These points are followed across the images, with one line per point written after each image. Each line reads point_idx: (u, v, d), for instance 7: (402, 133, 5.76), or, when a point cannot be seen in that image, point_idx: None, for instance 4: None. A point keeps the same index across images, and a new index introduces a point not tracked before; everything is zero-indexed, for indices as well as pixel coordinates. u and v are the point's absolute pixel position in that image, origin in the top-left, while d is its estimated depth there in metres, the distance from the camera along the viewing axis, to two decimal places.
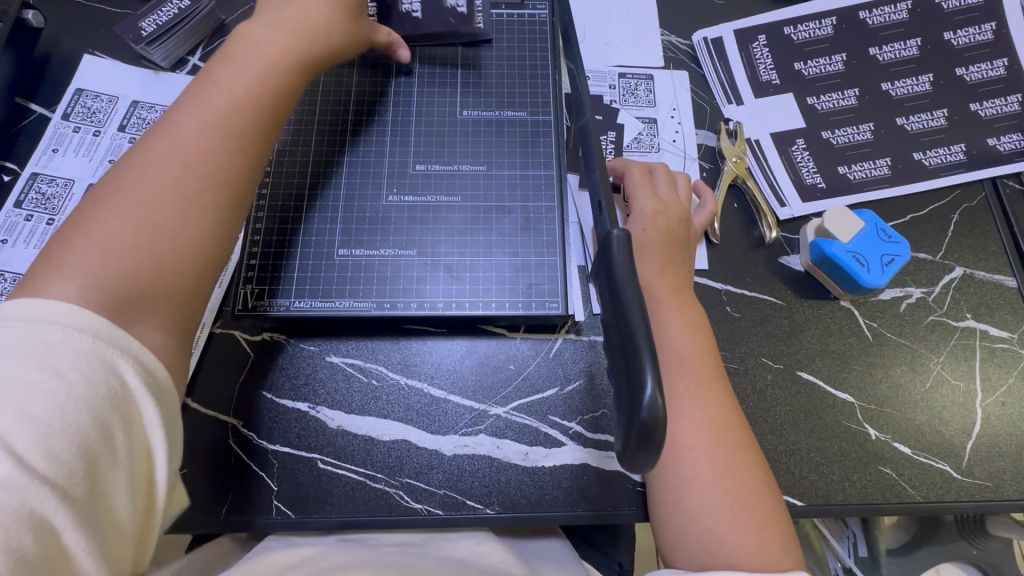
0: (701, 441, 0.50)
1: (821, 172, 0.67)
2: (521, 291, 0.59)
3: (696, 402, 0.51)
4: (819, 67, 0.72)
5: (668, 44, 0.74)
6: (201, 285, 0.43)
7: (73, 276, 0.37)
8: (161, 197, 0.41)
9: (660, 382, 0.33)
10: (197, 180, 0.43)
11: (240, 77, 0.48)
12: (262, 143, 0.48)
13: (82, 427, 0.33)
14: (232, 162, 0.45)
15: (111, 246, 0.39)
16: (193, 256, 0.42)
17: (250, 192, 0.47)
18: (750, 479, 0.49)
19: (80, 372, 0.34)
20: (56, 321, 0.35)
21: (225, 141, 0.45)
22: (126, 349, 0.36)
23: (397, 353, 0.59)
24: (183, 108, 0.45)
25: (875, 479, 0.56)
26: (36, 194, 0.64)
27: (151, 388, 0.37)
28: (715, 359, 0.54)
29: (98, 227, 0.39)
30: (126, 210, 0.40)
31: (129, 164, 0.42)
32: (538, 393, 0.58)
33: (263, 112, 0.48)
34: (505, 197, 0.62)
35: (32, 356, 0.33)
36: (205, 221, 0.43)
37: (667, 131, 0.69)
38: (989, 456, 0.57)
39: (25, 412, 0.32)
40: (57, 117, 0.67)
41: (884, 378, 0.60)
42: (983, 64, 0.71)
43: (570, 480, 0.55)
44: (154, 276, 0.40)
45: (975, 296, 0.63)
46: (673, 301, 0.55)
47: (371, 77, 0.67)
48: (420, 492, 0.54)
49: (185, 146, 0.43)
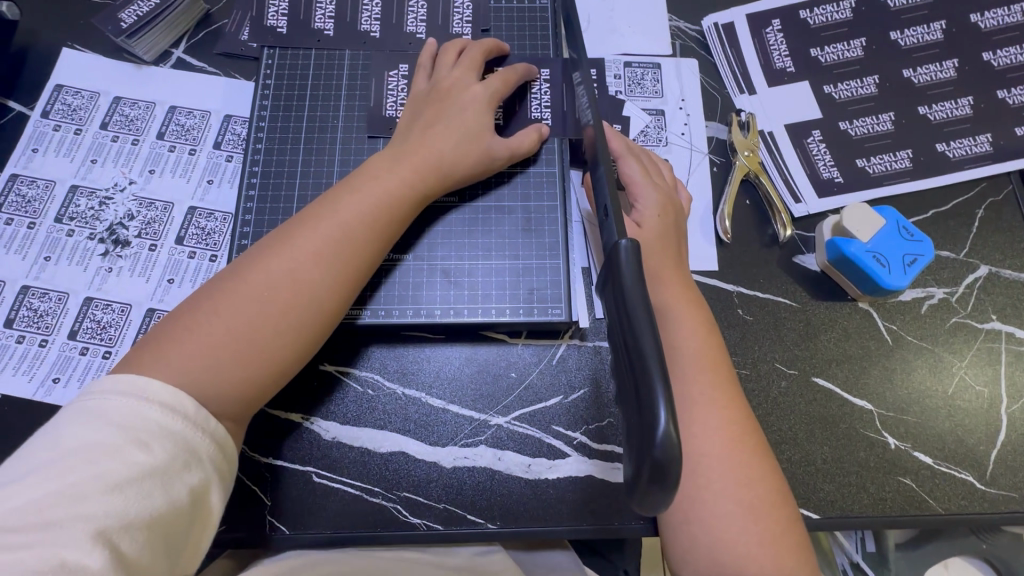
0: (714, 451, 0.47)
1: (839, 165, 0.64)
2: (523, 295, 0.56)
3: (709, 409, 0.48)
4: (836, 53, 0.68)
5: (676, 30, 0.70)
6: (266, 393, 0.46)
7: (174, 367, 0.42)
8: (261, 315, 0.45)
9: (674, 412, 0.31)
10: (289, 312, 0.46)
11: (361, 209, 0.50)
12: (359, 275, 0.49)
13: (152, 502, 0.37)
14: (325, 295, 0.47)
15: (208, 355, 0.43)
16: (269, 380, 0.45)
17: (334, 321, 0.49)
18: (764, 491, 0.46)
19: (166, 448, 0.38)
20: (152, 399, 0.39)
21: (326, 278, 0.47)
22: (209, 432, 0.41)
23: (393, 361, 0.56)
24: (309, 229, 0.48)
25: (894, 490, 0.54)
26: (16, 196, 0.61)
27: (221, 468, 0.41)
28: (728, 362, 0.51)
29: (206, 326, 0.44)
30: (230, 318, 0.44)
31: (241, 273, 0.46)
32: (541, 402, 0.56)
33: (370, 244, 0.50)
34: (505, 195, 0.59)
35: (127, 429, 0.38)
36: (287, 351, 0.46)
37: (675, 123, 0.66)
38: (1014, 466, 0.55)
39: (110, 476, 0.36)
40: (36, 115, 0.64)
41: (904, 384, 0.57)
42: (1012, 48, 0.67)
43: (574, 493, 0.53)
44: (232, 384, 0.43)
45: (1001, 296, 0.60)
46: (683, 299, 0.52)
47: (362, 70, 0.64)
48: (419, 506, 0.52)
49: (289, 276, 0.46)
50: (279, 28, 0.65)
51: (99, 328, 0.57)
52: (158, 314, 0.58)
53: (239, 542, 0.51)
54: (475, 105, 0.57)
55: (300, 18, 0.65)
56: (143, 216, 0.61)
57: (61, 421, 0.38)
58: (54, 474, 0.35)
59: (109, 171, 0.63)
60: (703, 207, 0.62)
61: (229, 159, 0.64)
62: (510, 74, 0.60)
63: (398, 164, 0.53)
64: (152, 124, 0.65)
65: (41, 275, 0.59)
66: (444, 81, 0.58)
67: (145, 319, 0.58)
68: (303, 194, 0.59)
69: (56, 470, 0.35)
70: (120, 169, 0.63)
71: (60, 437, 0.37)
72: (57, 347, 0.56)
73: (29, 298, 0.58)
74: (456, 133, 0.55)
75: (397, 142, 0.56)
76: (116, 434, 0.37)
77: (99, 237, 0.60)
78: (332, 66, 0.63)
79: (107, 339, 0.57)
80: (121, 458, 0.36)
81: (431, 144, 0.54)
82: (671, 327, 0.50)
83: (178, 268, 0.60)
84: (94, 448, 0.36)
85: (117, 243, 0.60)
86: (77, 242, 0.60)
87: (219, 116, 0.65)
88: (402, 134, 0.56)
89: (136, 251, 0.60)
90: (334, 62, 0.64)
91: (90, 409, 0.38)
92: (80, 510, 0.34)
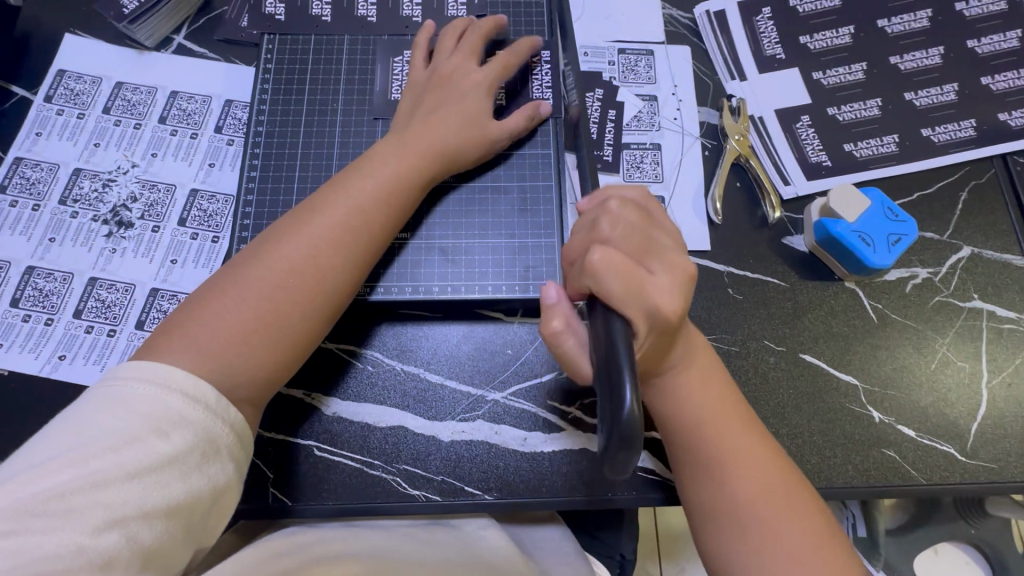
0: (754, 500, 0.46)
1: (827, 149, 0.65)
2: (518, 274, 0.58)
3: (735, 462, 0.48)
4: (826, 40, 0.69)
5: (669, 18, 0.71)
6: (285, 373, 0.48)
7: (197, 350, 0.43)
8: (281, 296, 0.46)
9: (642, 397, 0.33)
10: (314, 296, 0.48)
11: (374, 191, 0.51)
12: (373, 257, 0.51)
13: (172, 492, 0.38)
14: (346, 278, 0.49)
15: (237, 338, 0.45)
16: (296, 360, 0.48)
17: (347, 302, 0.51)
18: (816, 521, 0.46)
19: (187, 439, 0.39)
20: (177, 391, 0.40)
21: (345, 262, 0.49)
22: (229, 423, 0.42)
23: (393, 339, 0.58)
24: (325, 209, 0.50)
25: (878, 461, 0.55)
26: (20, 178, 0.62)
27: (238, 460, 0.43)
28: (742, 405, 0.50)
29: (230, 309, 0.45)
30: (252, 301, 0.46)
31: (260, 258, 0.47)
32: (536, 377, 0.57)
33: (383, 223, 0.51)
34: (502, 176, 0.61)
35: (151, 419, 0.39)
36: (311, 333, 0.48)
37: (668, 108, 0.67)
38: (995, 439, 0.56)
39: (131, 467, 0.37)
40: (39, 99, 0.65)
41: (888, 360, 0.59)
42: (996, 35, 0.69)
43: (568, 466, 0.55)
44: (256, 364, 0.45)
45: (983, 276, 0.62)
46: (685, 354, 0.49)
47: (360, 55, 0.65)
48: (418, 478, 0.54)
49: (310, 261, 0.48)
50: (277, 16, 0.66)
51: (104, 307, 0.58)
52: (162, 293, 0.59)
53: (244, 514, 0.52)
54: (475, 90, 0.58)
55: (298, 4, 0.66)
56: (146, 198, 0.62)
57: (84, 405, 0.39)
58: (76, 461, 0.36)
59: (112, 154, 0.64)
60: (695, 189, 0.64)
61: (229, 143, 0.65)
62: (511, 57, 0.61)
63: (406, 149, 0.54)
64: (155, 109, 0.66)
65: (46, 255, 0.60)
66: (442, 67, 0.59)
67: (148, 298, 0.59)
68: (304, 176, 0.60)
69: (79, 456, 0.36)
70: (123, 152, 0.64)
71: (82, 423, 0.38)
72: (63, 325, 0.58)
73: (34, 278, 0.59)
74: (457, 115, 0.56)
75: (397, 128, 0.57)
76: (139, 423, 0.38)
77: (102, 219, 0.61)
78: (330, 50, 0.65)
79: (112, 318, 0.58)
80: (144, 448, 0.38)
81: (433, 130, 0.55)
82: (674, 386, 0.49)
83: (181, 249, 0.61)
84: (118, 436, 0.38)
85: (120, 225, 0.61)
86: (81, 224, 0.61)
87: (219, 100, 0.67)
88: (403, 120, 0.57)
89: (140, 232, 0.61)
90: (333, 46, 0.65)
91: (113, 395, 0.39)
92: (101, 497, 0.36)
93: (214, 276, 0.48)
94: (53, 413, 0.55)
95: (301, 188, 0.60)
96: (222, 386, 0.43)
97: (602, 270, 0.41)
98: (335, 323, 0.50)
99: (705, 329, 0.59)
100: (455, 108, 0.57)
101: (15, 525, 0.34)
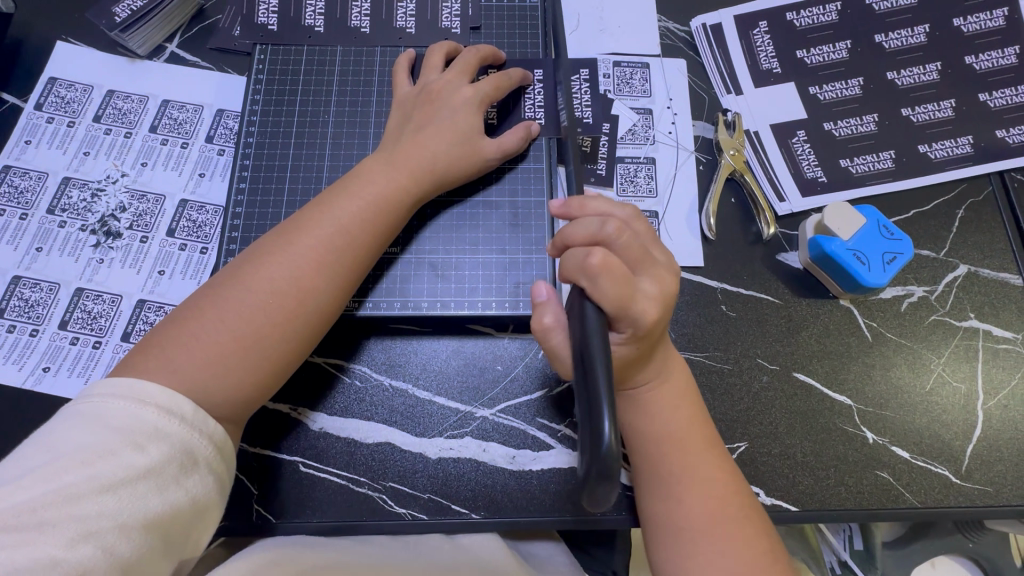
0: (703, 515, 0.47)
1: (822, 165, 0.65)
2: (508, 290, 0.57)
3: (690, 477, 0.48)
4: (822, 54, 0.69)
5: (665, 31, 0.70)
6: (263, 394, 0.47)
7: (174, 372, 0.43)
8: (259, 319, 0.46)
9: (620, 428, 0.32)
10: (293, 318, 0.47)
11: (358, 211, 0.51)
12: (354, 278, 0.51)
13: (148, 506, 0.38)
14: (328, 300, 0.49)
15: (216, 360, 0.44)
16: (273, 381, 0.47)
17: (326, 326, 0.50)
18: (759, 540, 0.47)
19: (163, 451, 0.39)
20: (151, 404, 0.40)
21: (327, 283, 0.49)
22: (208, 434, 0.42)
23: (382, 353, 0.57)
24: (307, 230, 0.49)
25: (871, 483, 0.55)
26: (8, 187, 0.62)
27: (218, 472, 0.42)
28: (708, 428, 0.51)
29: (207, 332, 0.45)
30: (229, 323, 0.45)
31: (241, 278, 0.47)
32: (525, 394, 0.56)
33: (367, 243, 0.51)
34: (494, 190, 0.60)
35: (125, 432, 0.39)
36: (289, 355, 0.48)
37: (663, 122, 0.67)
38: (990, 461, 0.56)
39: (103, 480, 0.37)
40: (29, 107, 0.65)
41: (883, 380, 0.58)
42: (994, 52, 0.68)
43: (557, 485, 0.54)
44: (233, 387, 0.45)
45: (980, 294, 0.61)
46: (658, 369, 0.50)
47: (353, 65, 0.64)
48: (404, 496, 0.53)
49: (292, 282, 0.47)
50: (269, 26, 0.66)
51: (90, 319, 0.58)
52: (149, 305, 0.59)
53: (227, 529, 0.52)
54: (464, 107, 0.57)
55: (291, 15, 0.66)
56: (135, 208, 0.62)
57: (61, 422, 0.39)
58: (47, 475, 0.36)
59: (102, 164, 0.63)
60: (689, 204, 0.63)
61: (220, 153, 0.65)
62: (504, 78, 0.60)
63: (395, 168, 0.54)
64: (145, 117, 0.65)
65: (33, 265, 0.59)
66: (432, 84, 0.58)
67: (135, 310, 0.58)
68: (293, 187, 0.59)
69: (51, 470, 0.36)
70: (112, 161, 0.63)
71: (58, 438, 0.38)
72: (48, 337, 0.57)
73: (20, 288, 0.58)
74: (449, 134, 0.56)
75: (388, 145, 0.56)
76: (113, 436, 0.38)
77: (90, 228, 0.61)
78: (323, 60, 0.64)
79: (98, 330, 0.57)
80: (117, 461, 0.37)
81: (424, 148, 0.55)
82: (640, 400, 0.50)
83: (169, 260, 0.60)
84: (91, 450, 0.37)
85: (108, 235, 0.61)
86: (68, 233, 0.61)
87: (211, 110, 0.66)
88: (393, 137, 0.57)
89: (128, 243, 0.61)
90: (326, 57, 0.64)
91: (89, 411, 0.39)
92: (75, 510, 0.35)
93: (194, 295, 0.48)
94: (34, 425, 0.54)
95: (291, 200, 0.59)
96: (199, 405, 0.43)
97: (600, 272, 0.42)
98: (315, 344, 0.50)
99: (698, 347, 0.58)
100: (450, 125, 0.56)
101: None
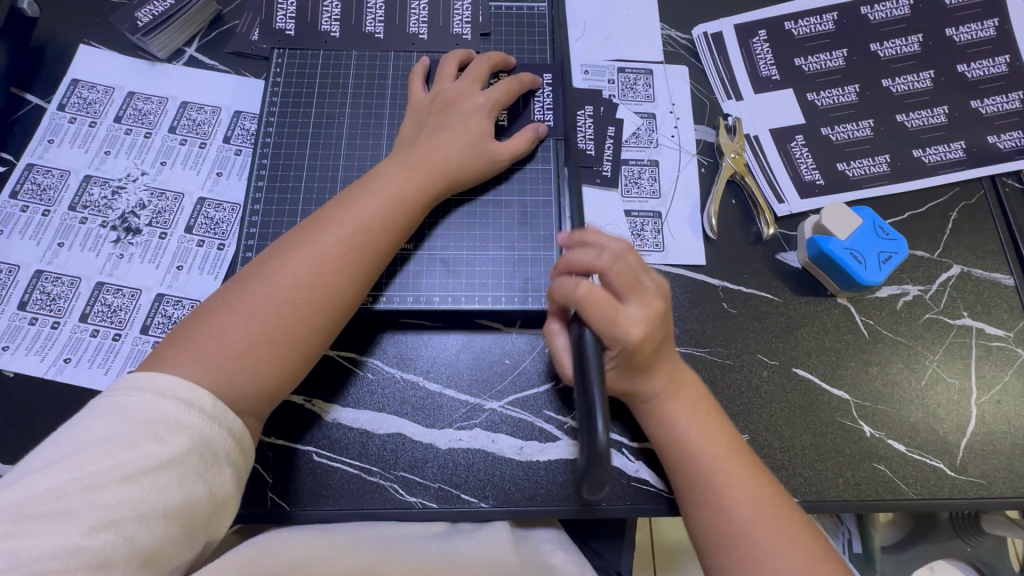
0: (748, 516, 0.47)
1: (820, 168, 0.67)
2: (517, 285, 0.59)
3: (725, 482, 0.49)
4: (820, 62, 0.71)
5: (667, 38, 0.73)
6: (288, 386, 0.49)
7: (205, 364, 0.44)
8: (285, 313, 0.48)
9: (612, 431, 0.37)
10: (318, 310, 0.49)
11: (377, 208, 0.53)
12: (373, 271, 0.52)
13: (168, 496, 0.39)
14: (350, 296, 0.51)
15: (245, 353, 0.46)
16: (297, 372, 0.49)
17: (345, 320, 0.52)
18: (810, 537, 0.46)
19: (182, 443, 0.40)
20: (173, 397, 0.42)
21: (350, 280, 0.51)
22: (227, 427, 0.43)
23: (394, 347, 0.59)
24: (330, 226, 0.51)
25: (868, 476, 0.56)
26: (31, 184, 0.64)
27: (236, 466, 0.43)
28: (728, 429, 0.52)
29: (237, 325, 0.46)
30: (258, 317, 0.47)
31: (268, 272, 0.49)
32: (532, 387, 0.58)
33: (385, 239, 0.53)
34: (502, 190, 0.62)
35: (147, 423, 0.40)
36: (313, 347, 0.49)
37: (666, 126, 0.69)
38: (984, 455, 0.57)
39: (125, 471, 0.38)
40: (52, 108, 0.67)
41: (880, 376, 0.60)
42: (985, 61, 0.70)
43: (563, 476, 0.55)
44: (261, 377, 0.46)
45: (973, 294, 0.63)
46: (664, 385, 0.52)
47: (367, 70, 0.66)
48: (415, 485, 0.55)
49: (316, 277, 0.49)
50: (287, 31, 0.68)
51: (109, 312, 0.59)
52: (167, 298, 0.60)
53: (242, 517, 0.53)
54: (476, 113, 0.59)
55: (307, 20, 0.68)
56: (154, 205, 0.64)
57: (87, 414, 0.41)
58: (74, 464, 0.38)
59: (122, 162, 0.65)
60: (691, 205, 0.66)
61: (237, 153, 0.67)
62: (514, 84, 0.62)
63: (410, 168, 0.56)
64: (164, 118, 0.67)
65: (54, 261, 0.61)
66: (445, 91, 0.60)
67: (154, 304, 0.60)
68: (309, 186, 0.62)
69: (77, 459, 0.38)
70: (133, 161, 0.65)
71: (83, 429, 0.40)
72: (69, 328, 0.59)
73: (42, 282, 0.60)
74: (463, 137, 0.58)
75: (404, 148, 0.58)
76: (134, 428, 0.40)
77: (111, 225, 0.63)
78: (338, 64, 0.67)
79: (117, 323, 0.59)
80: (139, 452, 0.39)
81: (439, 150, 0.57)
82: (656, 409, 0.53)
83: (187, 256, 0.62)
84: (115, 440, 0.39)
85: (128, 231, 0.63)
86: (89, 230, 0.62)
87: (228, 112, 0.68)
88: (408, 140, 0.59)
89: (147, 239, 0.62)
90: (341, 61, 0.67)
91: (112, 404, 0.41)
92: (97, 498, 0.37)
93: (220, 290, 0.49)
94: (54, 414, 0.55)
95: (306, 198, 0.61)
96: (225, 396, 0.44)
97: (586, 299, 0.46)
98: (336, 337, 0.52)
99: (701, 342, 0.60)
100: (460, 130, 0.58)
101: (16, 527, 0.35)
